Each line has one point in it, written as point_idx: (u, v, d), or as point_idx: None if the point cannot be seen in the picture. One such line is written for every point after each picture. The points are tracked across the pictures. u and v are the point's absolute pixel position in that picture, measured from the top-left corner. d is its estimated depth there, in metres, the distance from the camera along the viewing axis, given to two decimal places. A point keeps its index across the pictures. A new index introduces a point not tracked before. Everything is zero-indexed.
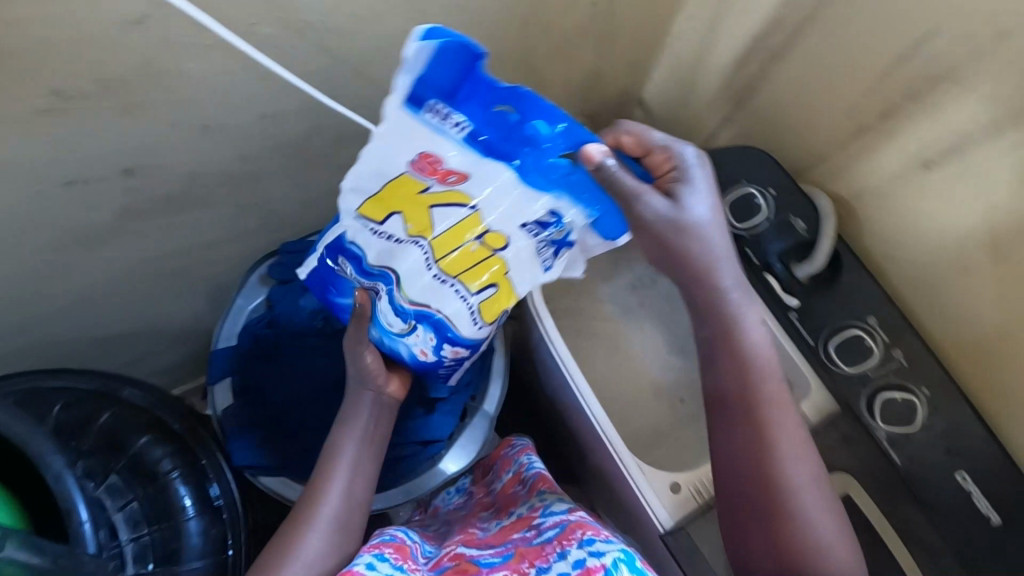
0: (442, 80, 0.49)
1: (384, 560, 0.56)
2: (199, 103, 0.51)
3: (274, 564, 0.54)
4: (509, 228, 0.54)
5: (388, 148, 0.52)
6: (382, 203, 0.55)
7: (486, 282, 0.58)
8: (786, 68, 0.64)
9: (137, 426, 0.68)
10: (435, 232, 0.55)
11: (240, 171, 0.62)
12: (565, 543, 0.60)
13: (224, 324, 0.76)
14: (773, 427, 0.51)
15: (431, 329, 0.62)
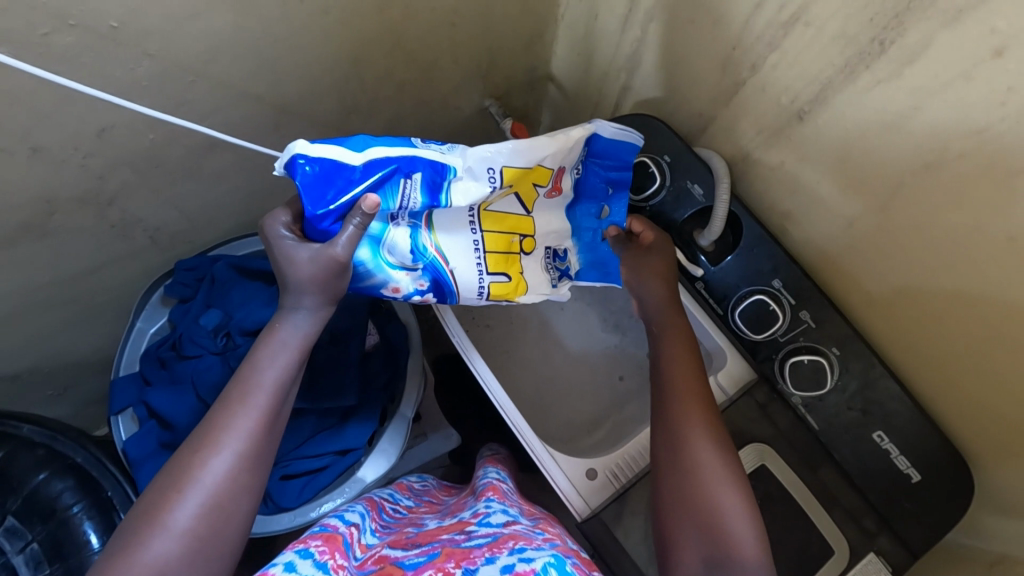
0: (599, 143, 0.60)
1: (307, 556, 0.44)
2: (16, 124, 0.48)
3: (164, 497, 0.44)
4: (539, 244, 0.64)
5: (554, 158, 0.56)
6: (515, 174, 0.54)
7: (503, 268, 0.60)
8: (662, 28, 0.61)
9: (35, 462, 0.66)
10: (491, 212, 0.57)
11: (103, 189, 0.60)
12: (495, 549, 0.49)
13: (124, 349, 0.76)
14: (691, 398, 0.55)
15: (431, 280, 0.56)
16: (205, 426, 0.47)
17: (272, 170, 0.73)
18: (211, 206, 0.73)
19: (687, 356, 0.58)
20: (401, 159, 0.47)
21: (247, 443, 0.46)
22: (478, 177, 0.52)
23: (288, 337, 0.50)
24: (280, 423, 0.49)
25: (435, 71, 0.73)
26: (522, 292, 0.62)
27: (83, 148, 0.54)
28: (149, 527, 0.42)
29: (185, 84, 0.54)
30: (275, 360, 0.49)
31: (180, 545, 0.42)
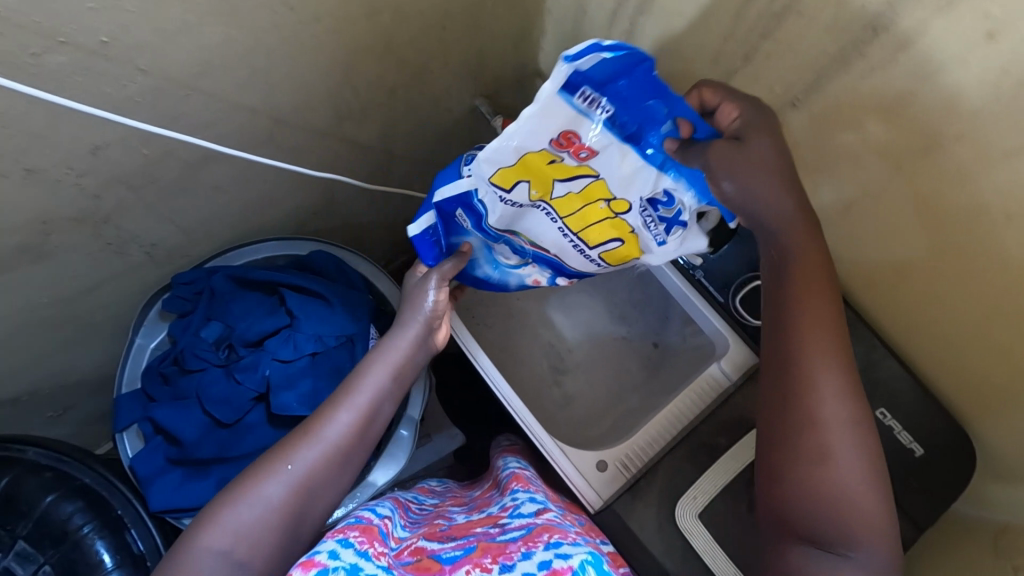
0: (599, 73, 0.44)
1: (349, 546, 0.44)
2: (10, 147, 0.47)
3: (262, 468, 0.49)
4: (631, 196, 0.52)
5: (528, 132, 0.46)
6: (512, 174, 0.50)
7: (610, 237, 0.55)
8: (654, 20, 0.61)
9: (42, 485, 0.65)
10: (553, 194, 0.52)
11: (98, 208, 0.60)
12: (531, 544, 0.50)
13: (125, 366, 0.75)
14: (821, 370, 0.49)
15: (547, 267, 0.62)
16: (311, 419, 0.53)
17: (269, 180, 0.72)
18: (204, 219, 0.72)
19: (815, 314, 0.50)
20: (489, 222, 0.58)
21: (341, 439, 0.52)
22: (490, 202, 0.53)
23: (388, 352, 0.58)
24: (370, 430, 0.54)
25: (426, 73, 0.73)
26: (637, 250, 0.57)
27: (78, 167, 0.54)
28: (242, 494, 0.48)
29: (178, 97, 0.53)
30: (376, 373, 0.56)
31: (266, 514, 0.47)
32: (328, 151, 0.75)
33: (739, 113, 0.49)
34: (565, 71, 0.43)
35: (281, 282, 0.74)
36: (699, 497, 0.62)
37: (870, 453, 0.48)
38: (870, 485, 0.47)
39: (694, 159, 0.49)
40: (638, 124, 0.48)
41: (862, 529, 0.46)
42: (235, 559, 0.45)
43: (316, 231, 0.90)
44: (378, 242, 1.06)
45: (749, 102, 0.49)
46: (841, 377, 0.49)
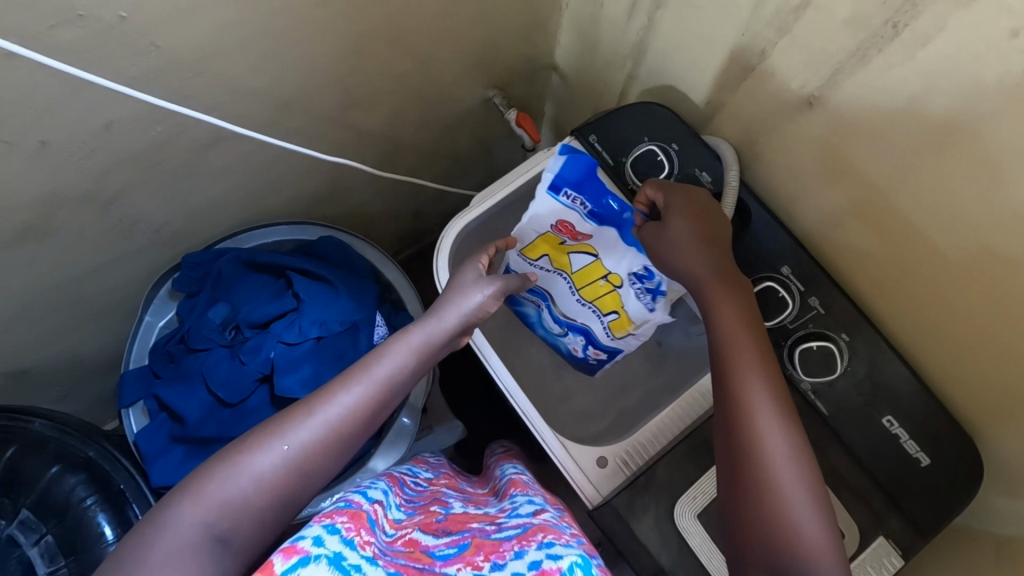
0: (571, 177, 0.67)
1: (334, 532, 0.43)
2: (22, 119, 0.48)
3: (257, 442, 0.46)
4: (622, 271, 0.68)
5: (539, 221, 0.68)
6: (537, 248, 0.70)
7: (610, 309, 0.70)
8: (669, 14, 0.60)
9: (44, 460, 0.66)
10: (573, 266, 0.70)
11: (108, 184, 0.60)
12: (523, 544, 0.50)
13: (133, 343, 0.75)
14: (747, 390, 0.51)
15: (581, 335, 0.73)
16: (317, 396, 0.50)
17: (280, 163, 0.73)
18: (216, 199, 0.73)
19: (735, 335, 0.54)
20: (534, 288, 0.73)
21: (343, 422, 0.49)
22: (521, 268, 0.71)
23: (415, 340, 0.54)
24: (378, 415, 0.51)
25: (439, 60, 0.73)
26: (629, 321, 0.69)
27: (89, 142, 0.54)
28: (230, 466, 0.45)
29: (191, 76, 0.54)
30: (394, 357, 0.53)
31: (252, 492, 0.44)
32: (339, 136, 0.75)
33: (659, 196, 0.61)
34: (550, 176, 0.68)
35: (289, 265, 0.75)
36: (699, 498, 0.62)
37: (811, 472, 0.48)
38: (812, 506, 0.46)
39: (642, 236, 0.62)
40: (609, 211, 0.67)
41: (806, 546, 0.45)
42: (215, 535, 0.42)
43: (324, 217, 0.91)
44: (385, 231, 1.07)
45: (669, 190, 0.61)
46: (771, 396, 0.51)
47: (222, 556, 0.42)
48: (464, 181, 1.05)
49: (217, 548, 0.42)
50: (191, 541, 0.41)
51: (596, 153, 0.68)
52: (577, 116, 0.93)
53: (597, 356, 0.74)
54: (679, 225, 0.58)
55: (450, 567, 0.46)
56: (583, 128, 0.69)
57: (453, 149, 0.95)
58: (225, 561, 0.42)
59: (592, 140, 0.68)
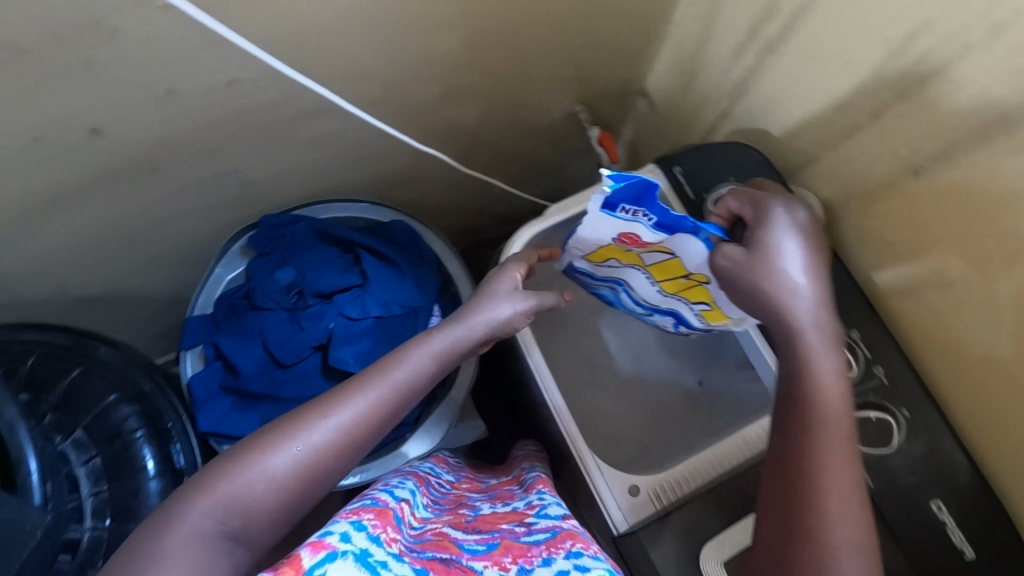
0: (626, 198, 0.51)
1: (361, 529, 0.45)
2: (158, 67, 0.51)
3: (273, 438, 0.47)
4: (707, 271, 0.57)
5: (591, 234, 0.59)
6: (601, 253, 0.63)
7: (701, 302, 0.62)
8: (781, 61, 0.61)
9: (102, 388, 0.69)
10: (646, 262, 0.60)
11: (214, 138, 0.63)
12: (552, 550, 0.51)
13: (201, 290, 0.78)
14: (825, 453, 0.45)
15: (671, 316, 0.69)
16: (332, 395, 0.50)
17: (370, 143, 0.75)
18: (304, 168, 0.75)
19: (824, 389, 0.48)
20: (607, 277, 0.68)
21: (355, 422, 0.49)
22: (589, 269, 0.68)
23: (433, 347, 0.55)
24: (391, 418, 0.52)
25: (538, 69, 0.75)
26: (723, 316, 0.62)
27: (210, 97, 0.57)
28: (245, 462, 0.45)
29: (313, 50, 0.56)
30: (410, 363, 0.53)
31: (265, 491, 0.45)
32: (429, 127, 0.77)
33: (752, 215, 0.56)
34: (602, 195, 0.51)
35: (360, 243, 0.77)
36: (727, 544, 0.62)
37: (873, 567, 0.43)
38: None
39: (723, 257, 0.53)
40: (681, 225, 0.52)
41: None
42: (225, 531, 0.43)
43: (395, 201, 0.93)
44: (446, 224, 1.09)
45: (764, 213, 0.55)
46: (849, 466, 0.45)
47: (232, 551, 0.43)
48: (532, 190, 1.06)
49: (229, 543, 0.43)
50: (203, 537, 0.42)
51: (678, 185, 0.68)
52: (656, 144, 0.93)
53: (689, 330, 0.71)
54: (778, 262, 0.52)
55: (479, 563, 0.49)
56: (668, 158, 0.70)
57: (529, 158, 0.96)
58: (236, 555, 0.43)
59: (676, 170, 0.69)
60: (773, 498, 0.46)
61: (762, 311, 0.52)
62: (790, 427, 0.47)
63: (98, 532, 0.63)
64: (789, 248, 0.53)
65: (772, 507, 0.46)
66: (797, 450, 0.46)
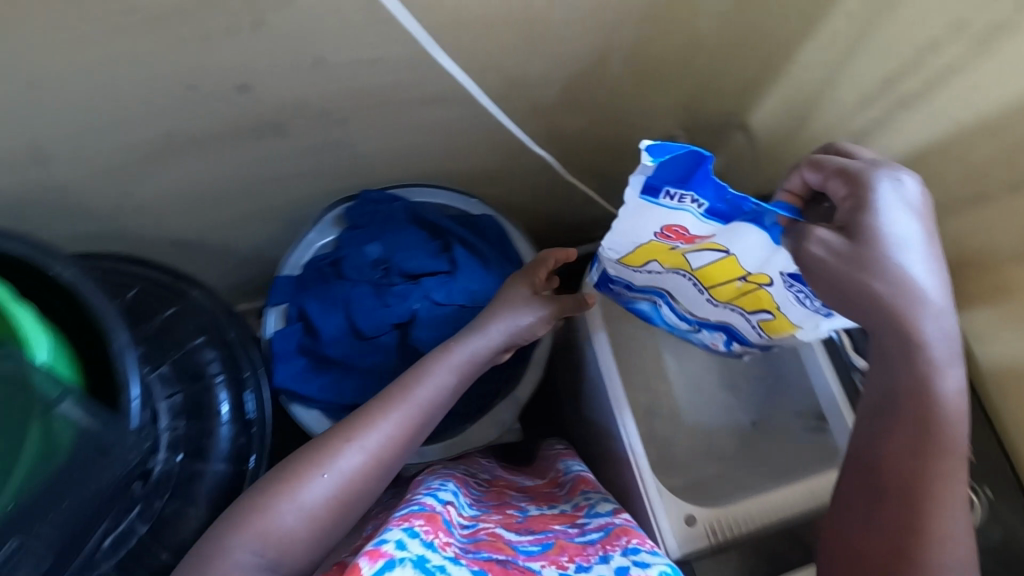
0: (671, 176, 0.48)
1: (415, 536, 0.48)
2: (316, 34, 0.54)
3: (304, 470, 0.54)
4: (771, 271, 0.54)
5: (630, 228, 0.54)
6: (640, 254, 0.58)
7: (761, 309, 0.60)
8: (917, 116, 0.60)
9: (193, 329, 0.72)
10: (694, 266, 0.57)
11: (341, 109, 0.66)
12: (608, 548, 0.52)
13: (293, 252, 0.80)
14: (930, 484, 0.47)
15: (720, 329, 0.69)
16: (358, 419, 0.57)
17: (478, 135, 0.77)
18: (410, 150, 0.78)
19: (930, 418, 0.48)
20: (646, 287, 0.66)
21: (379, 446, 0.56)
22: (625, 272, 0.63)
23: (451, 363, 0.62)
24: (413, 437, 0.58)
25: (648, 86, 0.75)
26: (790, 325, 0.60)
27: (352, 69, 0.59)
28: (281, 495, 0.52)
29: (456, 36, 0.58)
30: (428, 381, 0.60)
31: (298, 521, 0.52)
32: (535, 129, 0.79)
33: (847, 193, 0.49)
34: (643, 173, 0.48)
35: (454, 233, 0.78)
36: None
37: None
38: None
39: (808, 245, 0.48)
40: (742, 205, 0.49)
41: None
42: (264, 560, 0.50)
43: (480, 195, 0.95)
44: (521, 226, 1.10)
45: (862, 192, 0.48)
46: (947, 496, 0.47)
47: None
48: None
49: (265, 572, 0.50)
50: (244, 567, 0.49)
51: None
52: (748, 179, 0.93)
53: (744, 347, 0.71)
54: (891, 254, 0.47)
55: (535, 564, 0.51)
56: None
57: (625, 188, 0.95)
58: None
59: None
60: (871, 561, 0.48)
61: (860, 310, 0.48)
62: (887, 489, 0.49)
63: (169, 467, 0.65)
64: (891, 236, 0.47)
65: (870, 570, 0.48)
66: (899, 514, 0.48)
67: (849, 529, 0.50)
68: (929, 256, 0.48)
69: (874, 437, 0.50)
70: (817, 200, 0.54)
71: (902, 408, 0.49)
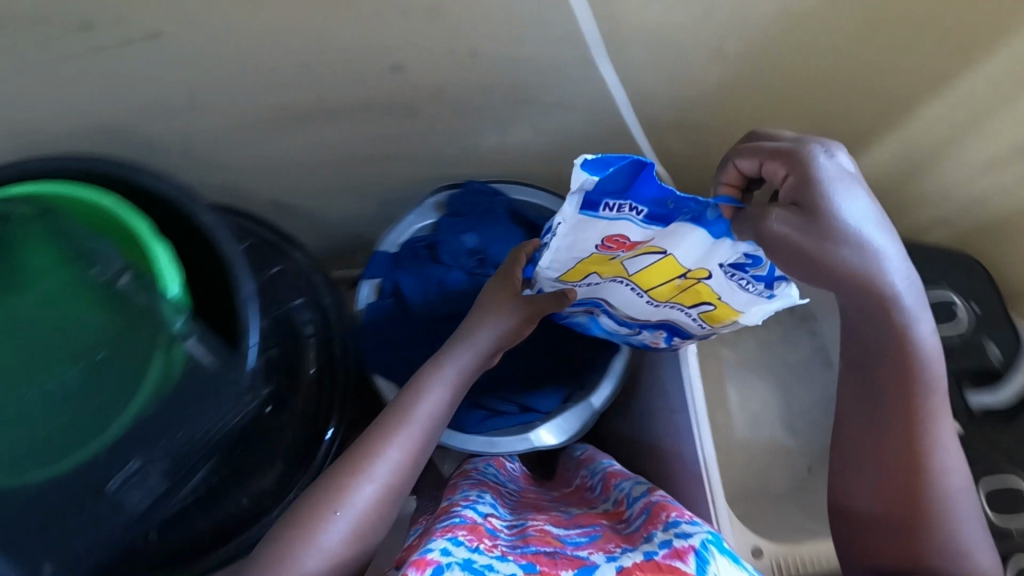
0: (616, 185, 0.41)
1: (459, 544, 0.50)
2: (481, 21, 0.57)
3: (319, 513, 0.52)
4: (710, 266, 0.48)
5: (572, 244, 0.49)
6: (580, 267, 0.53)
7: (701, 302, 0.54)
8: None
9: (293, 289, 0.73)
10: (633, 271, 0.52)
11: (471, 100, 0.68)
12: (651, 527, 0.53)
13: (392, 230, 0.82)
14: (925, 493, 0.55)
15: (665, 329, 0.63)
16: (359, 454, 0.55)
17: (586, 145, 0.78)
18: (519, 151, 0.79)
19: (905, 433, 0.54)
20: (584, 300, 0.62)
21: (393, 473, 0.55)
22: (559, 288, 0.58)
23: (446, 376, 0.61)
24: (422, 458, 0.58)
25: None
26: (732, 314, 0.54)
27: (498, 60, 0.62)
28: (302, 544, 0.50)
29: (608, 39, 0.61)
30: (430, 398, 0.59)
31: (324, 566, 0.50)
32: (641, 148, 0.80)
33: (787, 171, 0.45)
34: (577, 194, 0.42)
35: None
36: None
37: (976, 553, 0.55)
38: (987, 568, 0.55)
39: (746, 227, 0.42)
40: (680, 207, 0.43)
41: None
42: None
43: None
44: None
45: (804, 167, 0.44)
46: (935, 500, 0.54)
47: None
48: None
49: None
50: None
51: None
52: None
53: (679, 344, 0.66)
54: (852, 245, 0.44)
55: (583, 552, 0.51)
56: None
57: None
58: None
59: None
60: (881, 518, 0.57)
61: (843, 284, 0.46)
62: (887, 516, 0.56)
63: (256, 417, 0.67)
64: (847, 216, 0.43)
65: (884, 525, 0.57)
66: (898, 477, 0.55)
67: (855, 493, 0.58)
68: (885, 233, 0.45)
69: (863, 416, 0.56)
70: (756, 180, 0.49)
71: (887, 428, 0.55)
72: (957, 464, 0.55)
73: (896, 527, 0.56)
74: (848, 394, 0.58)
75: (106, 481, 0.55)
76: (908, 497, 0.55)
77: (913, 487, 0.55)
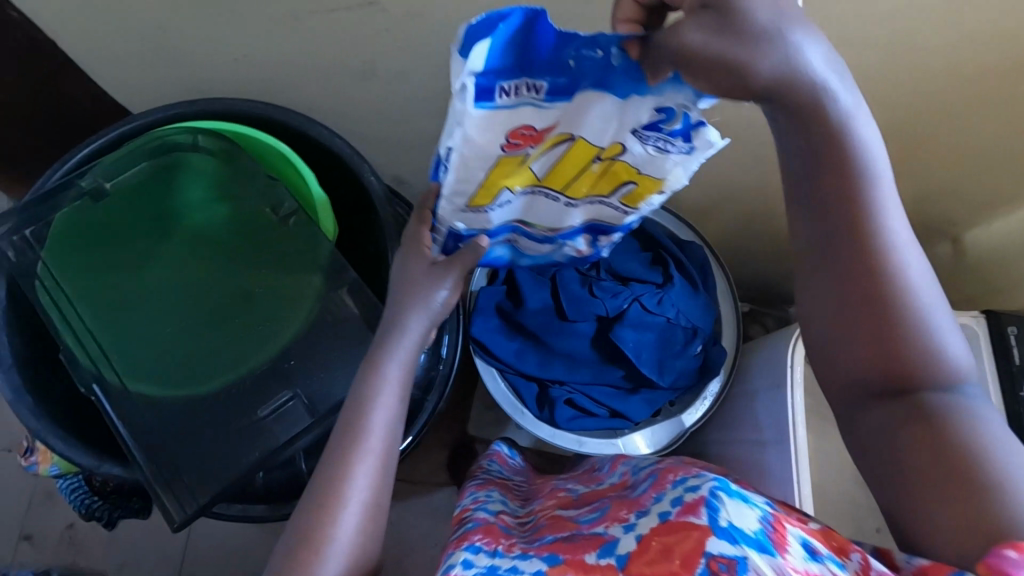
0: (500, 59, 0.36)
1: (478, 551, 0.42)
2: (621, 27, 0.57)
3: (316, 541, 0.45)
4: (621, 136, 0.44)
5: (473, 163, 0.44)
6: (486, 193, 0.49)
7: (623, 184, 0.50)
8: None
9: None
10: (540, 172, 0.49)
11: None
12: (659, 487, 0.41)
13: None
14: (894, 325, 0.40)
15: (592, 231, 0.60)
16: (326, 476, 0.47)
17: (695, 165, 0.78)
18: None
19: (875, 253, 0.40)
20: (497, 230, 0.58)
21: (374, 480, 0.47)
22: (480, 218, 0.53)
23: (387, 373, 0.51)
24: (392, 457, 0.50)
25: None
26: (659, 188, 0.50)
27: None
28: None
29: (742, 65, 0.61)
30: (383, 399, 0.50)
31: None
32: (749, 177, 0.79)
33: None
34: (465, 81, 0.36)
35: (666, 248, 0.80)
36: None
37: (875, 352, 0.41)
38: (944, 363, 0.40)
39: (665, 62, 0.36)
40: (578, 67, 0.38)
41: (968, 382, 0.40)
42: None
43: None
44: None
45: None
46: (859, 301, 0.41)
47: None
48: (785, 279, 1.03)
49: None
50: None
51: (1005, 343, 0.68)
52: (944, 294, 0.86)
53: (607, 239, 0.62)
54: (755, 52, 0.35)
55: (600, 529, 0.41)
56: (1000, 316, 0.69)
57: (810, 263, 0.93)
58: None
59: (1008, 330, 0.68)
60: (871, 362, 0.41)
61: (771, 100, 0.38)
62: (883, 376, 0.41)
63: None
64: (763, 10, 0.35)
65: (878, 371, 0.41)
66: (857, 301, 0.41)
67: (840, 352, 0.42)
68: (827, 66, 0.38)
69: (817, 232, 0.42)
70: (656, 7, 0.42)
71: (861, 281, 0.41)
72: (912, 247, 0.41)
73: (895, 371, 0.40)
74: (829, 248, 0.42)
75: (259, 408, 0.57)
76: (877, 325, 0.40)
77: (877, 307, 0.40)
